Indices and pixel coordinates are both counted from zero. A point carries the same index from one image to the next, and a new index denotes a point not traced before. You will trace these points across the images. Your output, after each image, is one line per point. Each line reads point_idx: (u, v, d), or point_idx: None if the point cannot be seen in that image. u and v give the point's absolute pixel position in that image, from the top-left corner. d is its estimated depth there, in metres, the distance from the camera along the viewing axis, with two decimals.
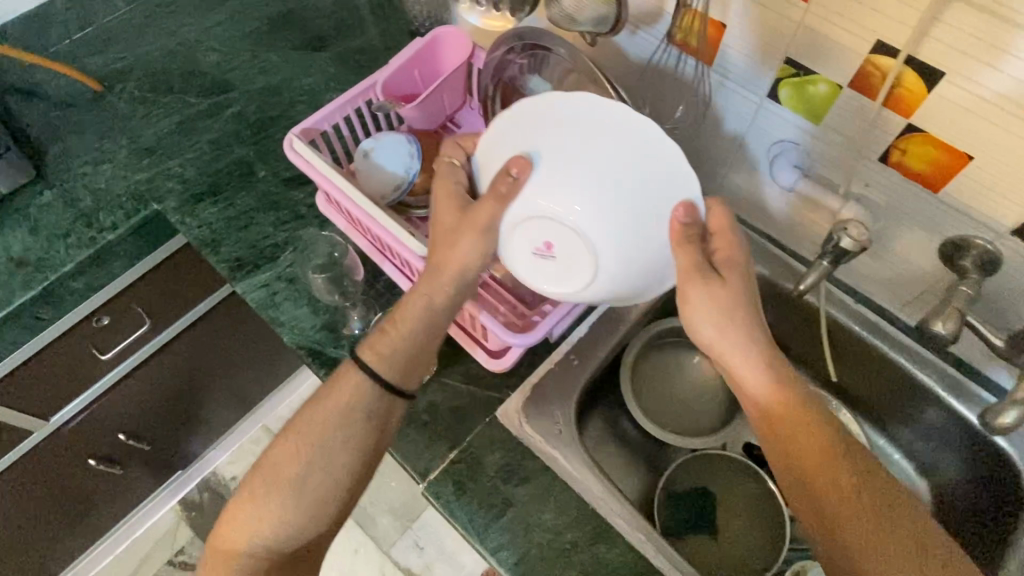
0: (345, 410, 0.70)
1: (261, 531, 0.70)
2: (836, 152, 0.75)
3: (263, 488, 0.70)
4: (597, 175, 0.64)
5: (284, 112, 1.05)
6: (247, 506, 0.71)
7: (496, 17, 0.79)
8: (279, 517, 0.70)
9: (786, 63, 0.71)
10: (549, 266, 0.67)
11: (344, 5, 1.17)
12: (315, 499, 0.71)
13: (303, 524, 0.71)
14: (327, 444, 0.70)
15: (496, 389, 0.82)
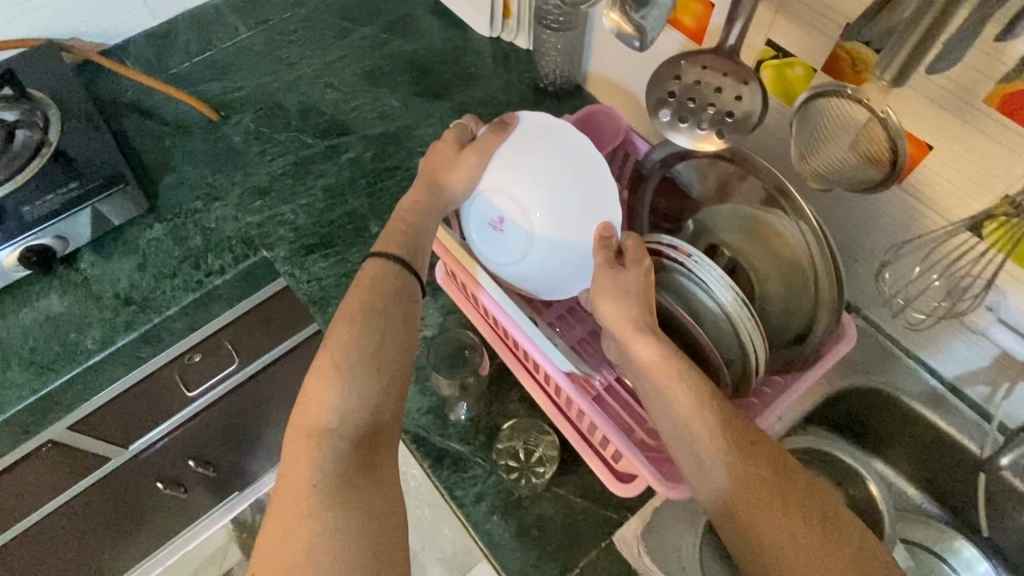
0: (400, 284, 0.67)
1: (339, 401, 0.60)
2: None
3: (335, 353, 0.61)
4: (549, 171, 0.74)
5: (402, 162, 1.01)
6: (328, 378, 0.60)
7: (706, 139, 0.63)
8: (357, 385, 0.61)
9: (1002, 198, 0.61)
10: (489, 234, 0.76)
11: (469, 52, 1.12)
12: (389, 367, 0.63)
13: (385, 387, 0.62)
14: (389, 307, 0.65)
15: (614, 509, 0.74)
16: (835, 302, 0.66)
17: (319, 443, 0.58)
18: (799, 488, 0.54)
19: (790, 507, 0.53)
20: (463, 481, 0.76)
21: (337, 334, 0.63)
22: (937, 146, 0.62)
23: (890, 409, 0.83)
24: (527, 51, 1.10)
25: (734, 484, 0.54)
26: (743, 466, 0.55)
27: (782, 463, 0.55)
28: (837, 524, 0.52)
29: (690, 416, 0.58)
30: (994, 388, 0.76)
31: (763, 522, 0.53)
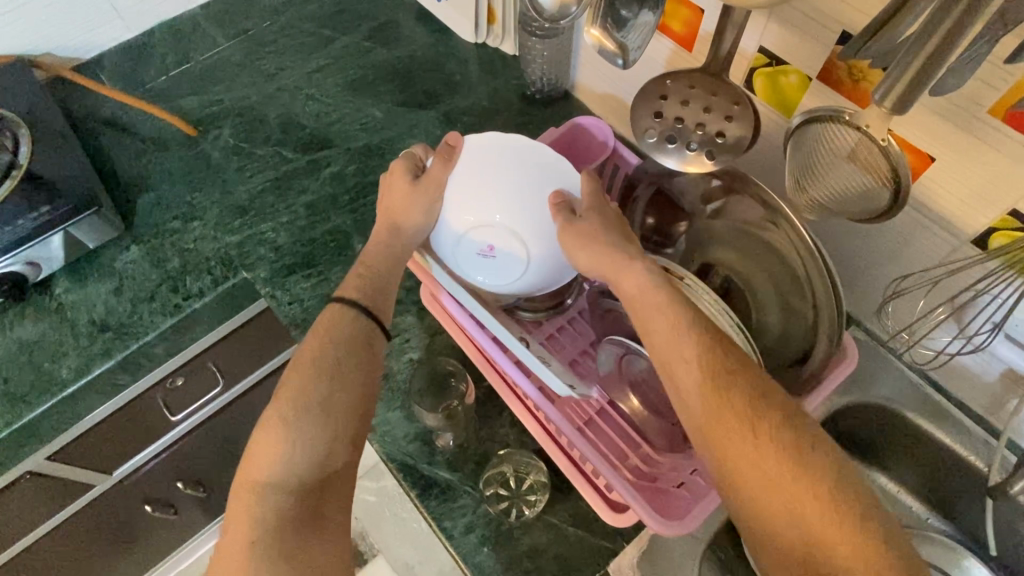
0: (354, 326, 0.65)
1: (286, 456, 0.57)
2: None
3: (283, 406, 0.59)
4: (515, 180, 0.68)
5: (386, 176, 0.98)
6: (274, 431, 0.58)
7: (692, 161, 0.60)
8: (303, 436, 0.58)
9: (1008, 213, 0.58)
10: (480, 265, 0.68)
11: (454, 58, 1.09)
12: (342, 413, 0.60)
13: (333, 433, 0.59)
14: (339, 354, 0.63)
15: (609, 538, 0.71)
16: (836, 324, 0.63)
17: (264, 498, 0.56)
18: (776, 418, 0.51)
19: (765, 445, 0.50)
20: (452, 512, 0.73)
21: (286, 384, 0.61)
22: (938, 157, 0.59)
23: (894, 426, 0.80)
24: (513, 57, 1.06)
25: (710, 422, 0.52)
26: (721, 406, 0.52)
27: (760, 397, 0.52)
28: (812, 456, 0.50)
29: (706, 374, 0.53)
30: (999, 404, 0.74)
31: (736, 459, 0.51)
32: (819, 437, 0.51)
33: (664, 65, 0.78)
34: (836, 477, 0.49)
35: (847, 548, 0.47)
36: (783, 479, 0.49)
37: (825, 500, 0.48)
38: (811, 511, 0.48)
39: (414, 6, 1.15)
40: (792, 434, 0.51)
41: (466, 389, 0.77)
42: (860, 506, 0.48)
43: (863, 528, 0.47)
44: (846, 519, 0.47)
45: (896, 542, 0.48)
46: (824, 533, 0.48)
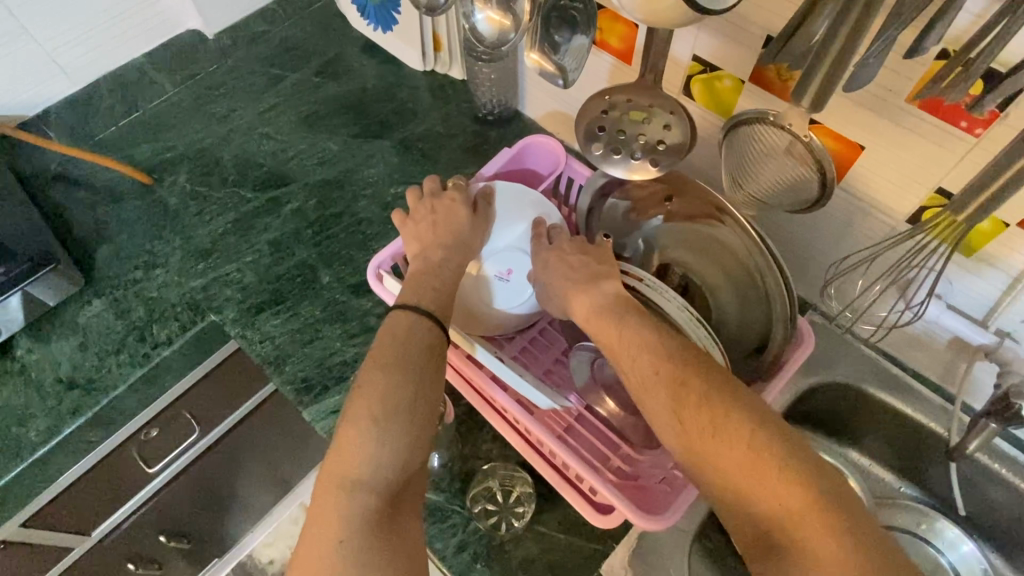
0: (433, 333, 0.63)
1: (375, 456, 0.55)
2: (987, 285, 0.66)
3: (372, 405, 0.57)
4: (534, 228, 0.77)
5: (347, 207, 0.99)
6: (365, 429, 0.56)
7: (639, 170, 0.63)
8: (390, 437, 0.56)
9: (937, 192, 0.62)
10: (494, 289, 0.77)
11: (404, 86, 1.11)
12: (424, 417, 0.58)
13: (416, 438, 0.58)
14: (420, 358, 0.61)
15: (599, 540, 0.73)
16: (788, 308, 0.66)
17: (350, 496, 0.54)
18: (698, 394, 0.54)
19: (691, 425, 0.53)
20: (442, 533, 0.74)
21: (369, 382, 0.59)
22: (866, 146, 0.63)
23: (863, 403, 0.83)
24: (463, 82, 1.09)
25: (667, 423, 0.54)
26: (653, 395, 0.56)
27: (682, 382, 0.55)
28: (732, 425, 0.52)
29: (658, 380, 0.55)
30: (950, 371, 0.78)
31: (674, 441, 0.54)
32: (741, 405, 0.53)
33: (607, 80, 0.81)
34: (759, 442, 0.51)
35: (778, 503, 0.49)
36: (713, 451, 0.52)
37: (749, 463, 0.50)
38: (739, 476, 0.50)
39: (360, 39, 1.17)
40: (712, 409, 0.53)
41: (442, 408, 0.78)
42: (782, 460, 0.50)
43: (786, 480, 0.49)
44: (770, 478, 0.49)
45: (825, 486, 0.49)
46: (755, 492, 0.50)
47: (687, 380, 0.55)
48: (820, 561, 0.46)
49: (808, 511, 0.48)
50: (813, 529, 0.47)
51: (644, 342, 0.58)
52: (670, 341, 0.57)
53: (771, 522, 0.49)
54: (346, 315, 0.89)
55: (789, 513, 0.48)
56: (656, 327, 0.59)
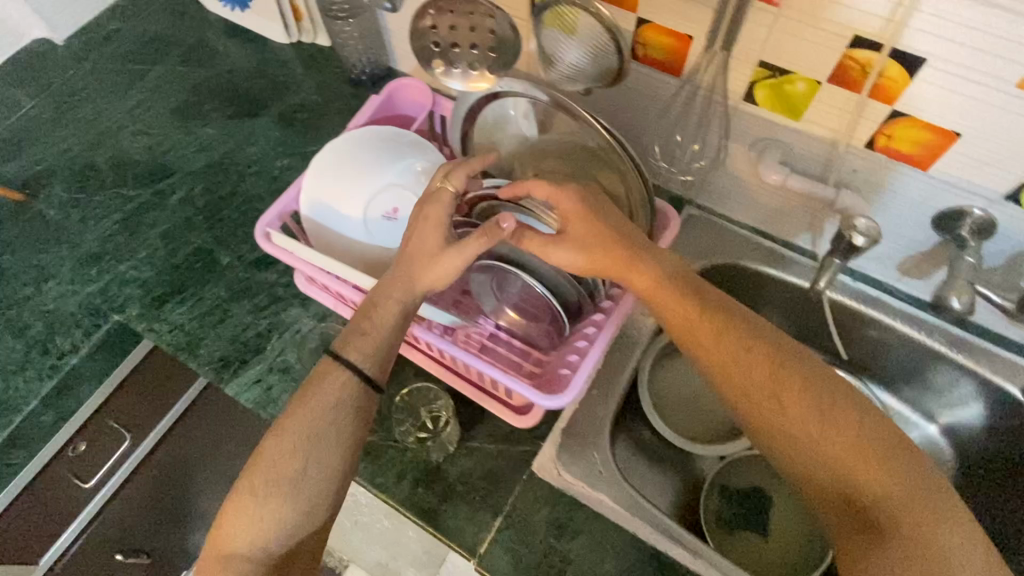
0: (342, 396, 0.65)
1: (256, 529, 0.61)
2: (818, 144, 0.75)
3: (255, 480, 0.62)
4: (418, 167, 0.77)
5: (235, 187, 0.99)
6: (245, 503, 0.61)
7: (478, 80, 0.68)
8: (272, 508, 0.61)
9: (760, 66, 0.70)
10: (384, 226, 0.77)
11: (273, 61, 1.10)
12: (311, 486, 0.62)
13: (305, 505, 0.62)
14: (321, 426, 0.64)
15: (528, 442, 0.80)
16: (644, 194, 0.71)
17: (229, 569, 0.60)
18: (801, 383, 0.59)
19: (794, 410, 0.58)
20: (381, 468, 0.78)
21: (264, 453, 0.63)
22: (693, 34, 0.69)
23: (744, 278, 0.91)
24: (331, 48, 1.09)
25: (771, 407, 0.59)
26: (753, 381, 0.60)
27: (779, 366, 0.60)
28: (840, 417, 0.58)
29: (759, 366, 0.60)
30: (813, 232, 0.87)
31: (767, 423, 0.59)
32: (843, 394, 0.59)
33: None
34: (863, 430, 0.57)
35: (877, 488, 0.55)
36: (814, 437, 0.57)
37: (858, 454, 0.56)
38: (842, 458, 0.56)
39: (219, 21, 1.15)
40: (818, 398, 0.58)
41: None
42: (885, 446, 0.56)
43: (888, 463, 0.56)
44: (875, 469, 0.56)
45: (923, 473, 0.56)
46: (859, 481, 0.56)
47: (785, 366, 0.60)
48: (920, 533, 0.54)
49: (913, 501, 0.55)
50: (909, 507, 0.55)
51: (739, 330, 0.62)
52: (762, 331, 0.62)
53: (865, 500, 0.56)
54: (254, 291, 0.90)
55: (889, 497, 0.55)
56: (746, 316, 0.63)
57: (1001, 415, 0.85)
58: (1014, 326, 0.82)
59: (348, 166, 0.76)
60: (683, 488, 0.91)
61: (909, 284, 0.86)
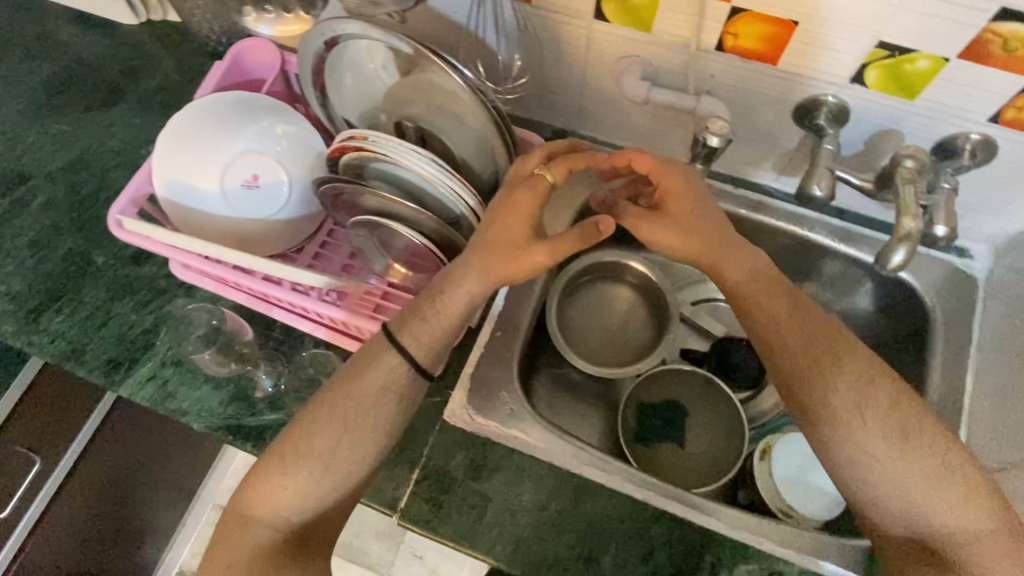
0: (388, 378, 0.67)
1: (284, 498, 0.65)
2: (673, 53, 0.75)
3: (290, 450, 0.66)
4: (275, 132, 0.77)
5: (102, 183, 0.94)
6: (278, 475, 0.65)
7: (290, 22, 0.76)
8: (301, 479, 0.65)
9: None
10: (244, 194, 0.76)
11: (124, 43, 1.03)
12: (341, 464, 0.66)
13: (335, 477, 0.66)
14: (365, 407, 0.67)
15: (437, 393, 0.80)
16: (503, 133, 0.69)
17: (251, 530, 0.65)
18: (887, 400, 0.63)
19: (880, 428, 0.62)
20: None
21: (305, 426, 0.66)
22: None
23: None
24: (183, 23, 1.03)
25: (859, 419, 0.62)
26: (841, 392, 0.63)
27: (869, 382, 0.63)
28: (922, 442, 0.61)
29: (847, 383, 0.63)
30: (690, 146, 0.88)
31: (847, 439, 0.62)
32: (927, 418, 0.63)
33: None
34: (946, 461, 0.61)
35: (953, 522, 0.60)
36: (897, 462, 0.61)
37: (931, 478, 0.60)
38: (926, 483, 0.60)
39: (59, 8, 1.07)
40: (904, 421, 0.62)
41: (236, 326, 0.82)
42: (967, 479, 0.60)
43: (966, 496, 0.60)
44: (947, 494, 0.60)
45: (1003, 510, 0.60)
46: (928, 504, 0.60)
47: (877, 386, 0.63)
48: (993, 567, 0.58)
49: (978, 534, 0.59)
50: (987, 541, 0.59)
51: (827, 346, 0.65)
52: (855, 350, 0.65)
53: (936, 531, 0.60)
54: (136, 287, 0.86)
55: (962, 529, 0.59)
56: (839, 331, 0.67)
57: (888, 294, 0.88)
58: (883, 208, 0.86)
59: (206, 139, 0.75)
60: (604, 413, 0.93)
61: (786, 182, 0.89)
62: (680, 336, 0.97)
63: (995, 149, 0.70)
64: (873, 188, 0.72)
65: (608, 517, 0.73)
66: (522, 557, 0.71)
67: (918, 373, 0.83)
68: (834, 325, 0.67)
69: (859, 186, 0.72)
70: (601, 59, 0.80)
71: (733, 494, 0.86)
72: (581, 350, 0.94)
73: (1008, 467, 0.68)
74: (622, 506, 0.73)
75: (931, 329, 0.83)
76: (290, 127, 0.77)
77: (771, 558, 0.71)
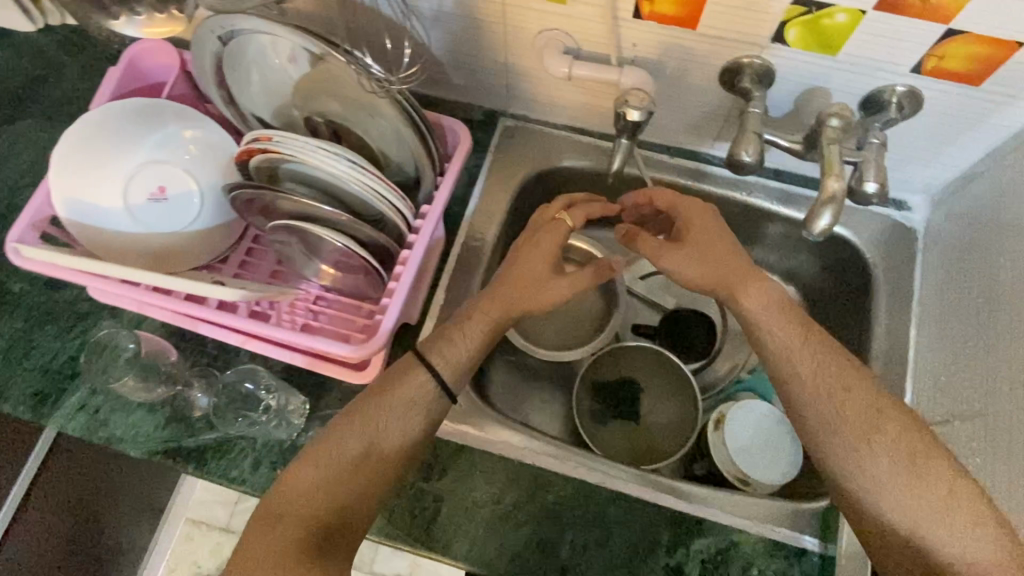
0: (418, 389, 0.66)
1: (316, 491, 0.61)
2: (591, 25, 0.72)
3: (326, 444, 0.63)
4: (182, 138, 0.73)
5: (9, 205, 0.88)
6: (310, 468, 0.62)
7: (160, 23, 0.65)
8: (332, 475, 0.62)
9: None
10: (152, 207, 0.72)
11: (19, 52, 0.96)
12: (378, 460, 0.63)
13: (362, 483, 0.62)
14: (399, 411, 0.65)
15: None
16: (420, 128, 0.66)
17: (280, 526, 0.60)
18: (893, 430, 0.59)
19: (884, 454, 0.58)
20: (233, 460, 0.74)
21: (344, 422, 0.64)
22: None
23: (565, 177, 0.91)
24: (82, 25, 0.97)
25: (860, 444, 0.59)
26: (844, 417, 0.60)
27: (877, 409, 0.60)
28: (927, 466, 0.57)
29: (852, 409, 0.60)
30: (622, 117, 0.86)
31: (848, 459, 0.59)
32: (937, 450, 0.58)
33: None
34: (955, 488, 0.56)
35: (963, 551, 0.54)
36: (903, 487, 0.57)
37: (937, 507, 0.56)
38: (932, 509, 0.56)
39: None
40: (909, 449, 0.58)
41: (159, 349, 0.77)
42: (978, 509, 0.55)
43: (978, 525, 0.54)
44: (951, 519, 0.55)
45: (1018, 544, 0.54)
46: (931, 527, 0.56)
47: (882, 412, 0.60)
48: None
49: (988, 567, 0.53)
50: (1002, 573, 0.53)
51: (830, 366, 0.62)
52: (865, 381, 0.62)
53: (943, 561, 0.55)
54: (56, 313, 0.82)
55: (971, 558, 0.54)
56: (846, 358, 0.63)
57: (832, 252, 0.87)
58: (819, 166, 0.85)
59: (103, 153, 0.71)
60: (560, 396, 0.92)
61: (722, 148, 0.87)
62: (631, 312, 0.96)
63: (921, 101, 0.69)
64: (802, 149, 0.71)
65: (565, 505, 0.72)
66: (481, 554, 0.70)
67: (863, 329, 0.83)
68: (849, 357, 0.63)
69: (788, 148, 0.71)
70: (522, 34, 0.76)
71: (692, 467, 0.85)
72: (531, 335, 0.92)
73: (952, 419, 0.69)
74: (578, 492, 0.72)
75: (874, 284, 0.82)
76: (199, 132, 0.73)
77: (727, 528, 0.71)
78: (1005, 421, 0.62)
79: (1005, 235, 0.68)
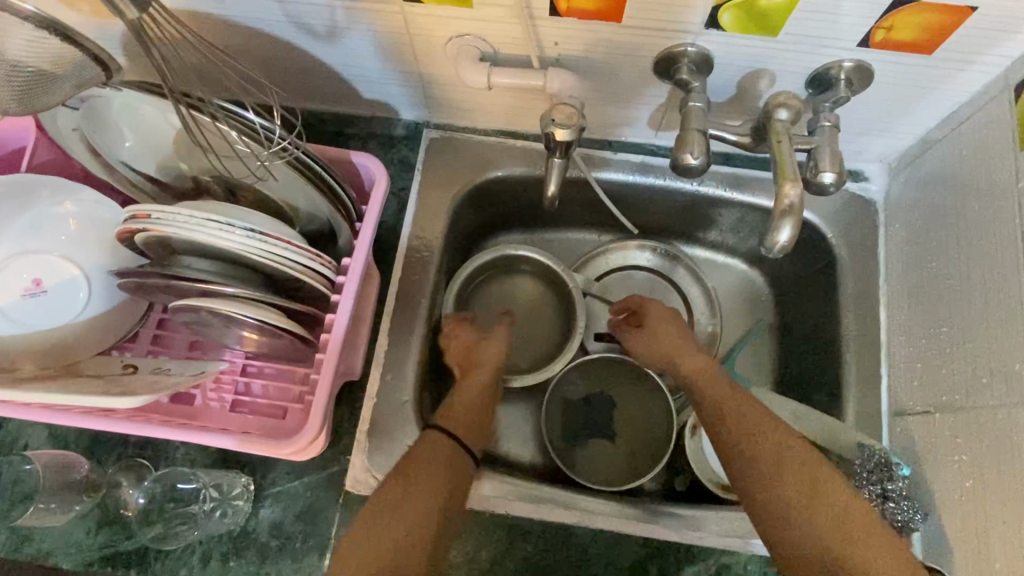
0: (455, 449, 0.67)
1: (373, 554, 0.59)
2: (506, 29, 0.64)
3: (378, 507, 0.61)
4: (56, 218, 0.65)
5: None
6: (367, 531, 0.60)
7: None
8: (386, 536, 0.60)
9: None
10: (28, 303, 0.64)
11: None
12: (426, 519, 0.61)
13: (418, 543, 0.61)
14: (440, 471, 0.64)
15: (333, 462, 0.71)
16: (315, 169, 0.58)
17: None
18: (799, 460, 0.61)
19: (792, 486, 0.59)
20: (180, 558, 0.67)
21: (393, 487, 0.63)
22: None
23: (503, 186, 0.84)
24: None
25: (771, 477, 0.60)
26: (756, 453, 0.62)
27: (789, 444, 0.62)
28: (826, 496, 0.58)
29: (766, 443, 0.62)
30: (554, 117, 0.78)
31: (763, 490, 0.60)
32: (840, 481, 0.60)
33: None
34: (855, 515, 0.57)
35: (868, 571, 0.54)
36: (810, 517, 0.58)
37: (845, 531, 0.56)
38: (835, 536, 0.56)
39: None
40: (812, 478, 0.59)
41: (64, 466, 0.69)
42: (874, 530, 0.56)
43: (878, 546, 0.55)
44: (854, 543, 0.56)
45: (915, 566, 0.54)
46: (836, 550, 0.56)
47: (791, 447, 0.62)
48: None
49: None
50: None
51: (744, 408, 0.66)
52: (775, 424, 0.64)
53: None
54: None
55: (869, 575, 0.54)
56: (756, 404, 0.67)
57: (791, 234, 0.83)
58: None
59: None
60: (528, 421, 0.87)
61: (666, 137, 0.81)
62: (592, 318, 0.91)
63: (870, 74, 0.64)
64: (750, 142, 0.65)
65: (545, 553, 0.67)
66: None
67: (830, 314, 0.79)
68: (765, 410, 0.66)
69: (735, 143, 0.66)
70: (431, 43, 0.68)
71: (671, 481, 0.81)
72: None
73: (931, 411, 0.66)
74: (557, 537, 0.68)
75: (839, 265, 0.78)
76: (76, 207, 0.65)
77: (717, 551, 0.68)
78: (987, 414, 0.59)
79: (968, 209, 0.65)
